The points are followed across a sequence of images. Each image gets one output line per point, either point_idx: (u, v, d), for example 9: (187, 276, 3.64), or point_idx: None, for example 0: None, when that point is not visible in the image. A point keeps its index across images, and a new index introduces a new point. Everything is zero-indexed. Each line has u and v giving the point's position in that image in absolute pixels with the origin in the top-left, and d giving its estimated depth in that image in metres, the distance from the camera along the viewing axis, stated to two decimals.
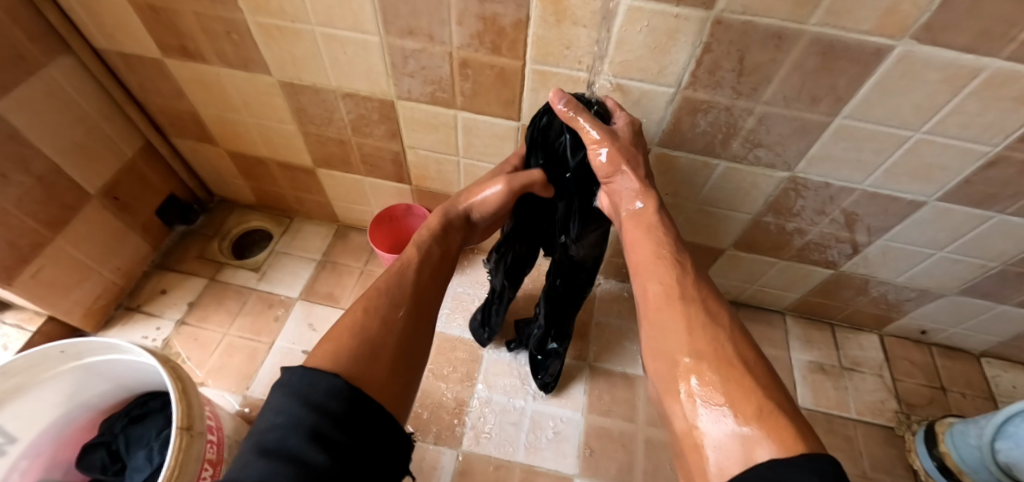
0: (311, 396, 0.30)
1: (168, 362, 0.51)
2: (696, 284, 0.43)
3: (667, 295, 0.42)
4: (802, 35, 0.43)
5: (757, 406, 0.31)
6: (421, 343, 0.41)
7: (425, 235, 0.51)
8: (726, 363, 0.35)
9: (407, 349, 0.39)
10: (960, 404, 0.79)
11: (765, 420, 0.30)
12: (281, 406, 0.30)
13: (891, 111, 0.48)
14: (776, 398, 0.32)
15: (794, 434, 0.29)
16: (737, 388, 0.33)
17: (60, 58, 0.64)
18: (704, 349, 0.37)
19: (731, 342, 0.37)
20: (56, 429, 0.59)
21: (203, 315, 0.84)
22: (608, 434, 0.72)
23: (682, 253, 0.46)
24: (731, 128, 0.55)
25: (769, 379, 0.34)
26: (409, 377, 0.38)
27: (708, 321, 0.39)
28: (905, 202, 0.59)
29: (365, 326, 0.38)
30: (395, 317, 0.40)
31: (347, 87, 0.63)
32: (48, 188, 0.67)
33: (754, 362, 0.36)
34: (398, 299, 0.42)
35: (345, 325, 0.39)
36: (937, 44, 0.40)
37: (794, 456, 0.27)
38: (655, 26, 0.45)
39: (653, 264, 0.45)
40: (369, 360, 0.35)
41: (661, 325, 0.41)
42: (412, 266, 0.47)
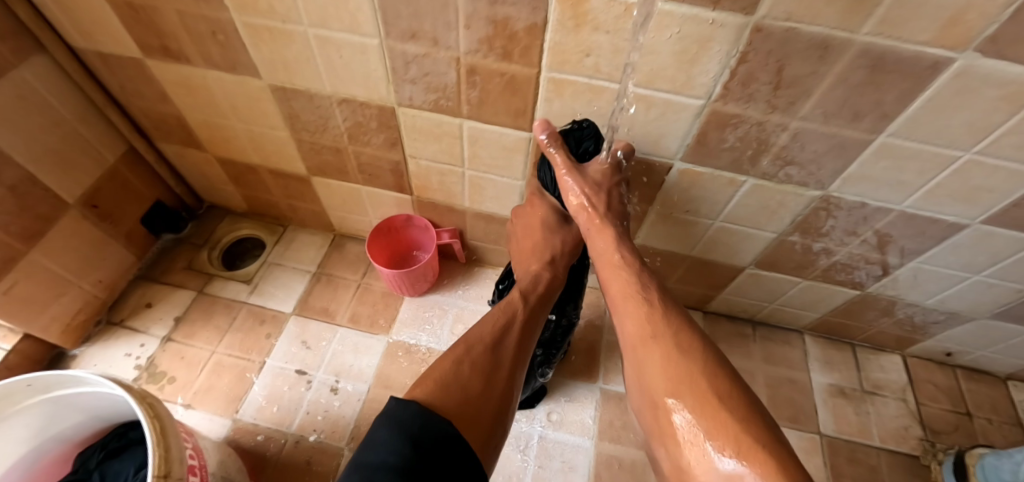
0: (412, 431, 0.33)
1: (144, 398, 0.47)
2: (668, 315, 0.41)
3: (640, 332, 0.40)
4: (851, 46, 0.38)
5: (736, 444, 0.29)
6: (510, 405, 0.43)
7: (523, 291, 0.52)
8: (702, 399, 0.33)
9: (501, 413, 0.41)
10: (986, 431, 0.75)
11: (746, 461, 0.28)
12: (389, 434, 0.33)
13: (940, 129, 0.43)
14: (756, 427, 0.30)
15: (771, 475, 0.26)
16: (713, 426, 0.31)
17: (32, 58, 0.59)
18: (681, 384, 0.35)
19: (705, 374, 0.35)
20: (24, 466, 0.55)
21: (191, 331, 0.80)
22: (620, 463, 0.68)
23: (651, 289, 0.44)
24: (762, 143, 0.51)
25: (748, 410, 0.32)
26: (496, 441, 0.40)
27: (681, 356, 0.37)
28: (945, 225, 0.55)
29: (457, 378, 0.40)
30: (497, 377, 0.42)
31: (344, 93, 0.58)
32: (21, 198, 0.62)
33: (734, 392, 0.33)
34: (496, 355, 0.45)
35: (448, 369, 0.41)
36: (1004, 58, 0.35)
37: None
38: (686, 33, 0.40)
39: (625, 301, 0.44)
40: (469, 421, 0.38)
41: (637, 363, 0.39)
42: (514, 319, 0.49)
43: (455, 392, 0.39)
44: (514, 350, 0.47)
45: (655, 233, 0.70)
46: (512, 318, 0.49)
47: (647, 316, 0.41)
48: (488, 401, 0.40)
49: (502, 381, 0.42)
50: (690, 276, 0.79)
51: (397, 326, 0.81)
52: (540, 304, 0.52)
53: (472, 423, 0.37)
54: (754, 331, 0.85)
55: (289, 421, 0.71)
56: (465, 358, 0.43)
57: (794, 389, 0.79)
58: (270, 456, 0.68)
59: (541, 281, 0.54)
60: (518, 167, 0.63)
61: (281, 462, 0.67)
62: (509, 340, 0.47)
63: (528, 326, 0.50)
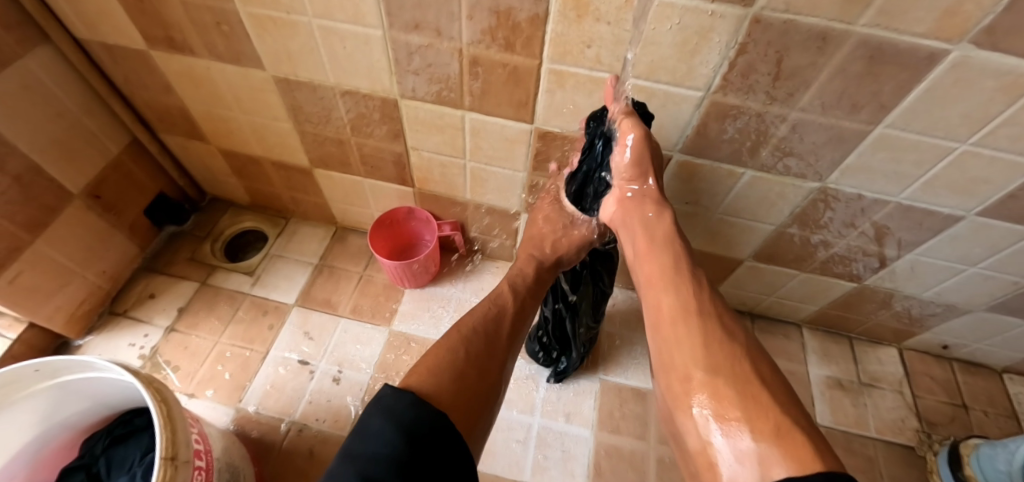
0: (405, 420, 0.32)
1: (151, 384, 0.48)
2: (712, 298, 0.40)
3: (682, 307, 0.39)
4: (849, 37, 0.38)
5: (774, 421, 0.28)
6: (499, 396, 0.43)
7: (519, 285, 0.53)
8: (742, 378, 0.32)
9: (491, 400, 0.41)
10: (982, 423, 0.76)
11: (783, 437, 0.27)
12: (383, 423, 0.32)
13: (938, 121, 0.44)
14: (795, 416, 0.29)
15: (815, 452, 0.25)
16: (754, 403, 0.30)
17: (37, 49, 0.59)
18: (719, 364, 0.33)
19: (748, 358, 0.34)
20: (31, 451, 0.56)
21: (194, 322, 0.80)
22: (619, 453, 0.69)
23: (696, 270, 0.43)
24: (761, 135, 0.51)
25: (789, 397, 0.31)
26: (486, 430, 0.40)
27: (724, 337, 0.36)
28: (941, 217, 0.55)
29: (448, 365, 0.40)
30: (489, 369, 0.43)
31: (347, 84, 0.59)
32: (26, 188, 0.62)
33: (773, 378, 0.32)
34: (488, 345, 0.45)
35: (441, 357, 0.41)
36: (999, 50, 0.36)
37: (810, 473, 0.24)
38: (686, 24, 0.41)
39: (665, 276, 0.42)
40: (463, 408, 0.37)
41: (671, 337, 0.38)
42: (504, 315, 0.49)
43: (447, 379, 0.38)
44: (504, 342, 0.47)
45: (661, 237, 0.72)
46: (502, 315, 0.49)
47: (691, 294, 0.40)
48: (479, 389, 0.40)
49: (493, 372, 0.43)
50: None
51: (398, 317, 0.82)
52: (529, 308, 0.53)
53: (467, 412, 0.37)
54: (752, 324, 0.86)
55: (291, 410, 0.71)
56: (457, 347, 0.43)
57: (791, 381, 0.79)
58: (272, 444, 0.68)
59: (534, 285, 0.55)
60: (519, 158, 0.64)
61: (284, 450, 0.68)
62: (500, 332, 0.47)
63: (516, 322, 0.50)
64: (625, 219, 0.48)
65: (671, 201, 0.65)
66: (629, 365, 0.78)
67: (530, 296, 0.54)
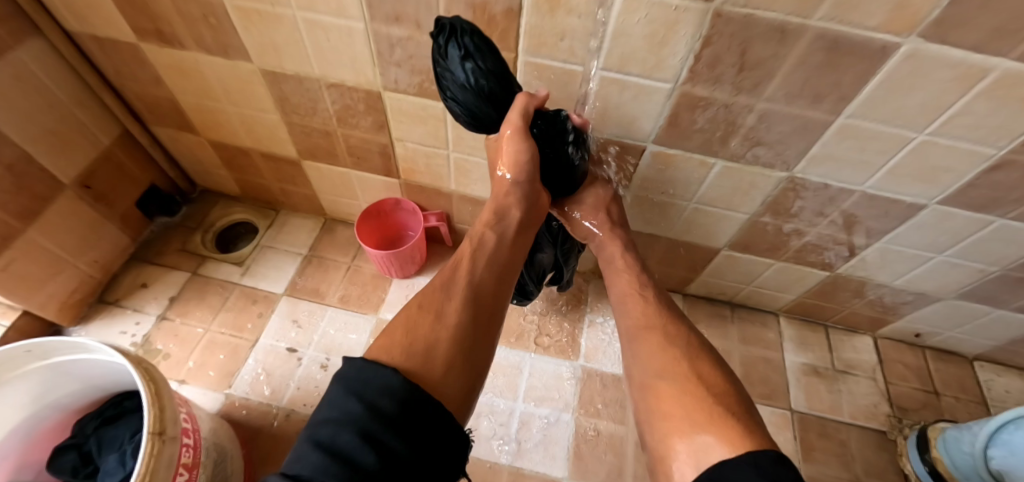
0: (369, 395, 0.30)
1: (139, 363, 0.49)
2: (658, 311, 0.49)
3: (636, 323, 0.48)
4: (807, 30, 0.40)
5: (710, 414, 0.35)
6: (472, 339, 0.39)
7: (480, 229, 0.49)
8: (683, 379, 0.39)
9: (460, 345, 0.38)
10: (953, 409, 0.78)
11: (716, 425, 0.34)
12: (345, 402, 0.30)
13: (895, 110, 0.46)
14: (728, 406, 0.36)
15: (739, 436, 0.32)
16: (691, 399, 0.37)
17: (29, 41, 0.60)
18: (665, 369, 0.41)
19: (688, 359, 0.42)
20: (24, 430, 0.57)
21: (184, 310, 0.82)
22: (598, 436, 0.71)
23: (649, 289, 0.52)
24: (731, 125, 0.53)
25: (724, 391, 0.38)
26: (460, 373, 0.36)
27: (670, 345, 0.44)
28: (906, 205, 0.57)
29: (414, 325, 0.38)
30: (451, 314, 0.40)
31: (331, 76, 0.60)
32: (19, 177, 0.64)
33: (712, 376, 0.40)
34: (448, 291, 0.42)
35: (402, 321, 0.39)
36: (947, 42, 0.38)
37: (737, 454, 0.30)
38: (653, 17, 0.43)
39: (627, 300, 0.51)
40: (420, 358, 0.35)
41: (638, 347, 0.45)
42: (473, 259, 0.46)
43: (402, 338, 0.36)
44: (484, 295, 0.44)
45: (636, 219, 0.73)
46: (468, 260, 0.46)
47: (645, 312, 0.48)
48: (439, 338, 0.37)
49: (455, 316, 0.40)
50: (669, 260, 0.82)
51: (385, 305, 0.84)
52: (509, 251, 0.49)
53: (427, 357, 0.35)
54: (732, 313, 0.88)
55: (280, 395, 0.73)
56: (415, 306, 0.41)
57: (769, 368, 0.82)
58: (261, 427, 0.70)
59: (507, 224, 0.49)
60: None
61: (273, 433, 0.70)
62: (465, 278, 0.44)
63: (490, 265, 0.47)
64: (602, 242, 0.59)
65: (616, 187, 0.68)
66: (610, 352, 0.79)
67: (511, 238, 0.50)
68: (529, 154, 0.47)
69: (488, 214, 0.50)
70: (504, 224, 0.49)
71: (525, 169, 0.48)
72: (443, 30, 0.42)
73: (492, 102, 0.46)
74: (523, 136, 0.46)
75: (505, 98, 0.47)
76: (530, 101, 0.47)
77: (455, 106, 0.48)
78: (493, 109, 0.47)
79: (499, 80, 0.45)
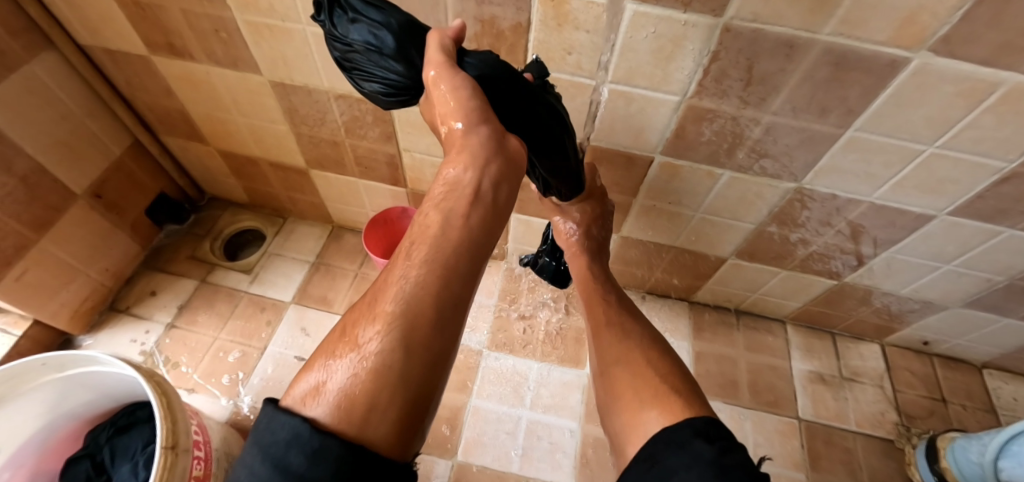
0: (278, 453, 0.22)
1: (152, 376, 0.50)
2: (619, 312, 0.51)
3: (598, 323, 0.49)
4: (814, 44, 0.40)
5: (654, 388, 0.37)
6: (410, 363, 0.26)
7: (434, 196, 0.33)
8: (635, 363, 0.41)
9: (392, 376, 0.26)
10: (961, 416, 0.78)
11: (658, 398, 0.36)
12: (251, 459, 0.23)
13: (903, 123, 0.46)
14: (674, 381, 0.38)
15: (680, 406, 0.34)
16: (641, 380, 0.39)
17: (43, 54, 0.61)
18: (620, 357, 0.43)
19: (641, 348, 0.44)
20: (39, 439, 0.59)
21: (193, 318, 0.83)
22: (605, 445, 0.71)
23: (610, 294, 0.55)
24: (737, 137, 0.53)
25: (672, 369, 0.40)
26: (392, 416, 0.25)
27: (625, 336, 0.46)
28: (914, 215, 0.57)
29: (337, 357, 0.27)
30: (375, 334, 0.27)
31: (340, 89, 0.61)
32: (31, 188, 0.65)
33: (662, 359, 0.42)
34: (375, 300, 0.29)
35: (328, 352, 0.28)
36: (956, 57, 0.38)
37: (676, 419, 0.33)
38: (661, 32, 0.43)
39: (591, 304, 0.53)
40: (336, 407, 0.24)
41: (599, 342, 0.47)
42: (416, 244, 0.31)
43: (319, 381, 0.26)
44: (437, 288, 0.29)
45: (653, 223, 0.72)
46: (408, 247, 0.31)
47: (604, 312, 0.51)
48: (359, 372, 0.25)
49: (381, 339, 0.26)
50: (675, 268, 0.82)
51: None
52: (480, 220, 0.33)
53: (342, 410, 0.24)
54: (737, 320, 0.88)
55: None
56: (344, 327, 0.29)
57: (775, 376, 0.82)
58: None
59: (464, 191, 0.33)
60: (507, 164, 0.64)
61: None
62: (402, 273, 0.29)
63: (444, 248, 0.30)
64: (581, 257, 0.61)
65: (622, 197, 0.69)
66: None
67: (472, 203, 0.33)
68: (472, 90, 0.36)
69: (441, 184, 0.34)
70: (461, 192, 0.33)
71: (480, 113, 0.36)
72: (322, 6, 0.37)
73: (407, 59, 0.38)
74: (453, 70, 0.36)
75: (415, 47, 0.38)
76: (445, 36, 0.38)
77: (375, 86, 0.40)
78: (407, 68, 0.38)
79: (403, 30, 0.37)
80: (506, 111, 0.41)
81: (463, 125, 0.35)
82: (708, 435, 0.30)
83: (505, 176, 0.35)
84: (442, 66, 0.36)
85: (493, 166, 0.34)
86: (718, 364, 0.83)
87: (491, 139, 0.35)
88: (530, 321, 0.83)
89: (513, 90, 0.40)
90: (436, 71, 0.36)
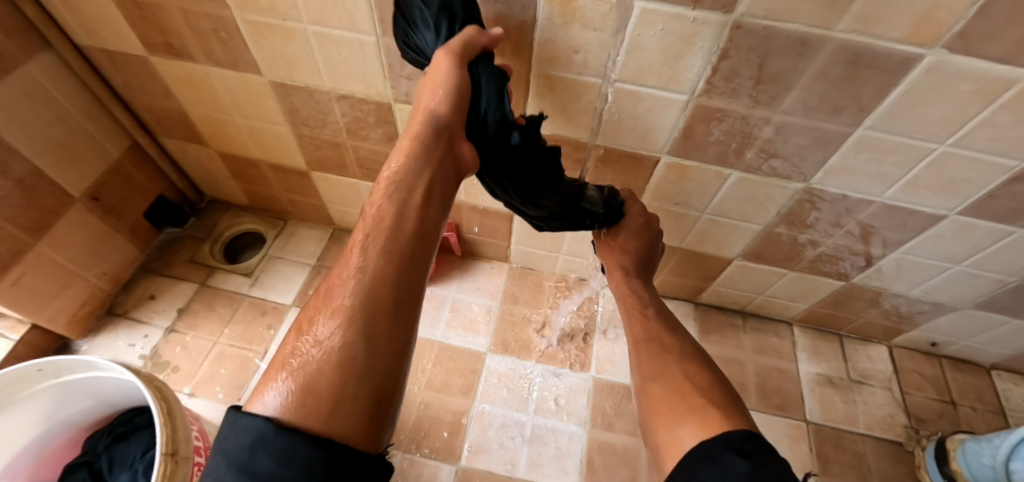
0: (249, 457, 0.26)
1: (151, 382, 0.49)
2: (654, 323, 0.52)
3: (638, 338, 0.50)
4: (827, 42, 0.39)
5: (689, 403, 0.39)
6: (368, 348, 0.31)
7: (378, 204, 0.38)
8: (671, 378, 0.43)
9: (353, 361, 0.31)
10: (971, 419, 0.77)
11: (695, 413, 0.37)
12: (218, 468, 0.27)
13: (917, 122, 0.45)
14: (712, 396, 0.39)
15: (716, 420, 0.35)
16: (679, 395, 0.40)
17: (40, 55, 0.60)
18: (656, 372, 0.44)
19: (678, 363, 0.45)
20: (36, 448, 0.57)
21: (193, 322, 0.81)
22: (612, 450, 0.70)
23: (649, 307, 0.54)
24: (747, 137, 0.52)
25: (708, 384, 0.41)
26: (357, 394, 0.30)
27: (662, 350, 0.47)
28: (925, 216, 0.56)
29: (299, 356, 0.31)
30: (333, 329, 0.32)
31: (342, 89, 0.60)
32: (28, 190, 0.64)
33: (699, 372, 0.43)
34: (330, 297, 0.34)
35: (289, 353, 0.32)
36: (971, 54, 0.37)
37: (712, 434, 0.34)
38: (670, 30, 0.42)
39: (632, 317, 0.54)
40: (304, 401, 0.29)
41: (637, 357, 0.49)
42: (364, 248, 0.35)
43: (284, 379, 0.30)
44: (384, 287, 0.34)
45: (661, 225, 0.71)
46: (356, 250, 0.36)
47: (644, 327, 0.51)
48: (323, 368, 0.30)
49: (339, 336, 0.31)
50: (680, 269, 0.81)
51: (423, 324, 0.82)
52: (425, 218, 0.39)
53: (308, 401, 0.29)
54: (744, 322, 0.87)
55: None
56: (299, 328, 0.34)
57: (783, 379, 0.81)
58: None
59: (405, 200, 0.38)
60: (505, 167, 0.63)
61: None
62: (354, 272, 0.34)
63: (389, 250, 0.35)
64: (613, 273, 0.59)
65: None
66: (622, 362, 0.79)
67: (418, 205, 0.38)
68: (456, 95, 0.40)
69: (386, 186, 0.38)
70: (404, 198, 0.38)
71: (434, 132, 0.40)
72: None
73: (436, 25, 0.42)
74: (457, 63, 0.40)
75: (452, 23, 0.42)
76: (479, 35, 0.41)
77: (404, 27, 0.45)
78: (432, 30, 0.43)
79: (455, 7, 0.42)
80: (480, 131, 0.45)
81: (416, 144, 0.40)
82: (746, 449, 0.31)
83: (442, 185, 0.41)
84: (450, 58, 0.40)
85: (432, 178, 0.40)
86: (725, 366, 0.82)
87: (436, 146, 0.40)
88: (534, 323, 0.82)
89: (479, 113, 0.43)
90: (445, 57, 0.40)
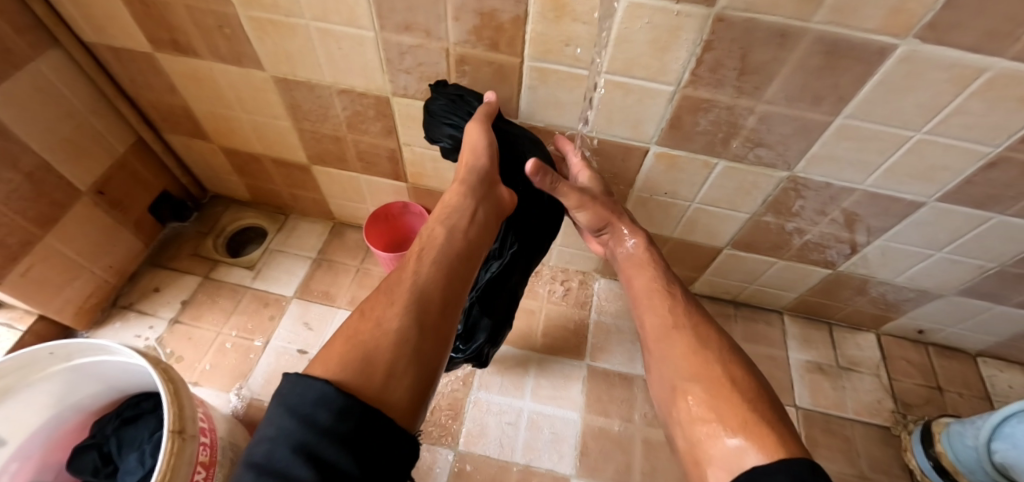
0: (302, 409, 0.29)
1: (159, 364, 0.51)
2: (690, 312, 0.49)
3: (663, 326, 0.49)
4: (805, 33, 0.41)
5: (743, 418, 0.37)
6: (417, 337, 0.37)
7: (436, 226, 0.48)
8: (717, 383, 0.41)
9: (406, 344, 0.36)
10: (957, 404, 0.79)
11: (750, 429, 0.36)
12: (278, 418, 0.29)
13: (894, 110, 0.47)
14: (761, 409, 0.38)
15: (775, 441, 0.34)
16: (726, 404, 0.39)
17: (49, 52, 0.62)
18: (699, 372, 0.43)
19: (722, 363, 0.43)
20: (46, 431, 0.59)
21: (196, 314, 0.83)
22: (607, 435, 0.72)
23: (675, 287, 0.53)
24: (732, 127, 0.54)
25: (755, 393, 0.40)
26: (406, 373, 0.35)
27: (699, 345, 0.45)
28: (906, 203, 0.58)
29: (358, 332, 0.36)
30: (393, 315, 0.38)
31: (342, 83, 0.62)
32: (37, 184, 0.65)
33: (744, 377, 0.42)
34: (391, 290, 0.40)
35: (348, 332, 0.37)
36: (942, 43, 0.39)
37: (775, 458, 0.32)
38: (657, 23, 0.44)
39: (655, 297, 0.52)
40: (361, 370, 0.33)
41: (670, 350, 0.47)
42: (423, 256, 0.44)
43: (346, 350, 0.34)
44: (435, 294, 0.41)
45: (653, 214, 0.73)
46: (416, 258, 0.44)
47: (672, 312, 0.49)
48: (383, 344, 0.35)
49: (397, 320, 0.37)
50: (672, 260, 0.83)
51: None
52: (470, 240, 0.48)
53: (366, 369, 0.33)
54: (736, 312, 0.89)
55: None
56: (356, 314, 0.39)
57: (774, 366, 0.82)
58: None
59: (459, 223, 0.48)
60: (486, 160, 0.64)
61: None
62: (412, 274, 0.42)
63: (444, 262, 0.45)
64: (634, 261, 0.57)
65: (619, 188, 0.70)
66: (616, 349, 0.81)
67: (465, 230, 0.48)
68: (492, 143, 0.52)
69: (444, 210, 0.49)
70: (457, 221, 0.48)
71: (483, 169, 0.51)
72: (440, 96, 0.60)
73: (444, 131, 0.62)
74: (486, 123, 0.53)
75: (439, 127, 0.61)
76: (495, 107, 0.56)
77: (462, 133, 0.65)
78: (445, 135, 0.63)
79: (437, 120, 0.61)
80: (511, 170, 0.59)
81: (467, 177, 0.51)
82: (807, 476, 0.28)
83: (486, 218, 0.51)
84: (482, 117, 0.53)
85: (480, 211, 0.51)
86: None
87: (480, 186, 0.51)
88: (530, 313, 0.84)
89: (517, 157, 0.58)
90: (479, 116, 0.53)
